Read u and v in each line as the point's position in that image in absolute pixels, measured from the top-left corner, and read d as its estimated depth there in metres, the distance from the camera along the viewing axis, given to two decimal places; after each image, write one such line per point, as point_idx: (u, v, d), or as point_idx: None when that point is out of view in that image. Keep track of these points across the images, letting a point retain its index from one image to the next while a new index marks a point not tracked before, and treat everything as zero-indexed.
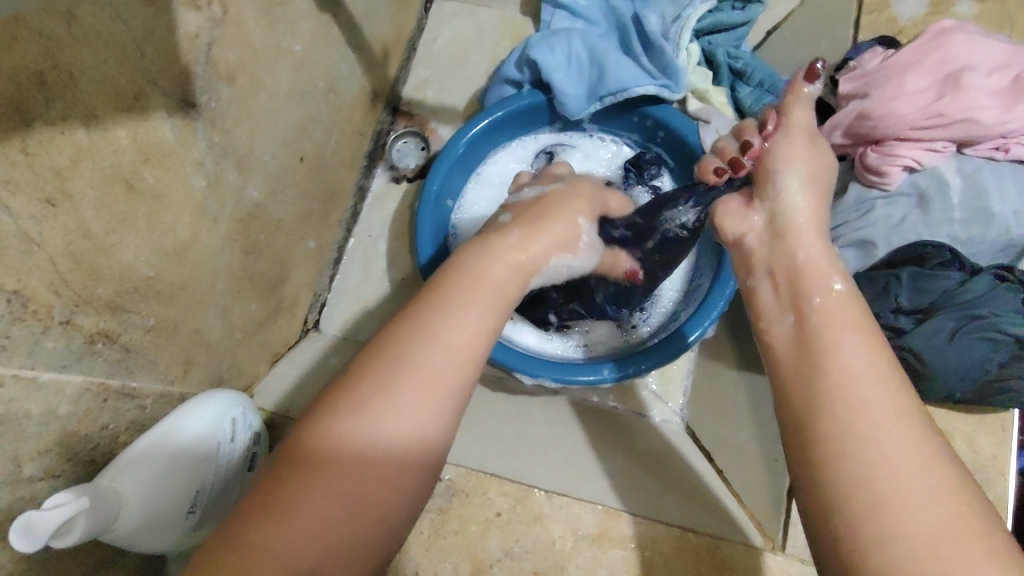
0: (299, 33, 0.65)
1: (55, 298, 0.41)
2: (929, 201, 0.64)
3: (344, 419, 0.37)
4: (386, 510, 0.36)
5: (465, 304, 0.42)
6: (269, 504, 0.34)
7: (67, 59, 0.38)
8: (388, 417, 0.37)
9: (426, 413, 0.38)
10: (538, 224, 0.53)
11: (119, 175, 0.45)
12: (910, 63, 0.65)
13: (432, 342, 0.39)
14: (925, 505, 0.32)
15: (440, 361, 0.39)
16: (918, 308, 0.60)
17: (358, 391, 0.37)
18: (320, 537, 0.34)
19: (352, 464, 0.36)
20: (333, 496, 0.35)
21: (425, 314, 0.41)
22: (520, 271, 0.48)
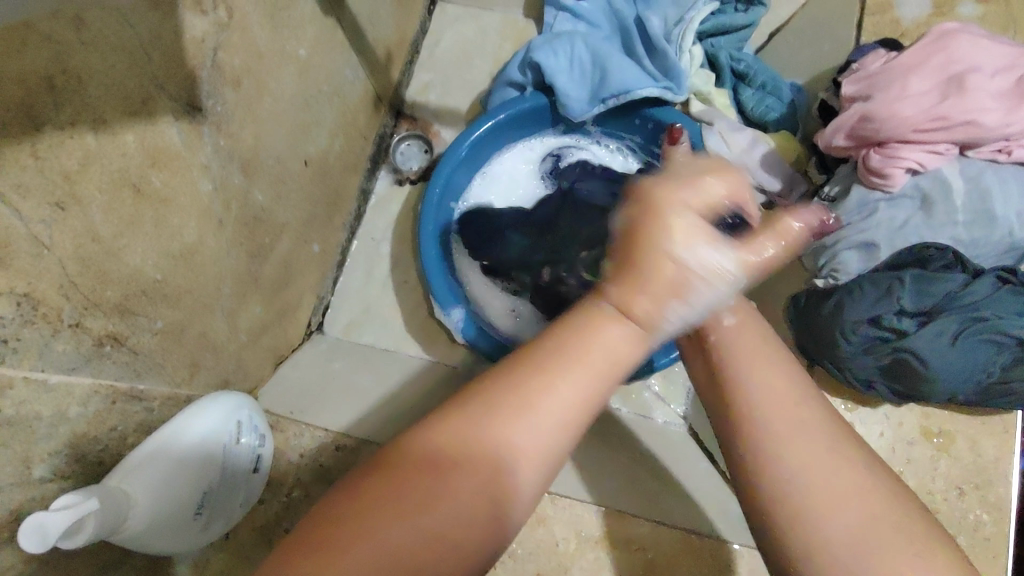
0: (303, 37, 0.66)
1: (65, 301, 0.42)
2: (932, 203, 0.63)
3: (469, 424, 0.35)
4: (481, 532, 0.34)
5: (602, 339, 0.38)
6: (374, 513, 0.33)
7: (77, 65, 0.39)
8: (508, 442, 0.35)
9: (540, 440, 0.36)
10: (636, 281, 0.38)
11: (128, 180, 0.45)
12: (912, 65, 0.65)
13: (562, 366, 0.37)
14: (844, 511, 0.35)
15: (568, 399, 0.36)
16: (922, 310, 0.60)
17: (485, 414, 0.35)
18: (417, 543, 0.32)
19: (461, 481, 0.35)
20: (438, 504, 0.34)
21: (568, 349, 0.37)
22: (641, 333, 0.38)
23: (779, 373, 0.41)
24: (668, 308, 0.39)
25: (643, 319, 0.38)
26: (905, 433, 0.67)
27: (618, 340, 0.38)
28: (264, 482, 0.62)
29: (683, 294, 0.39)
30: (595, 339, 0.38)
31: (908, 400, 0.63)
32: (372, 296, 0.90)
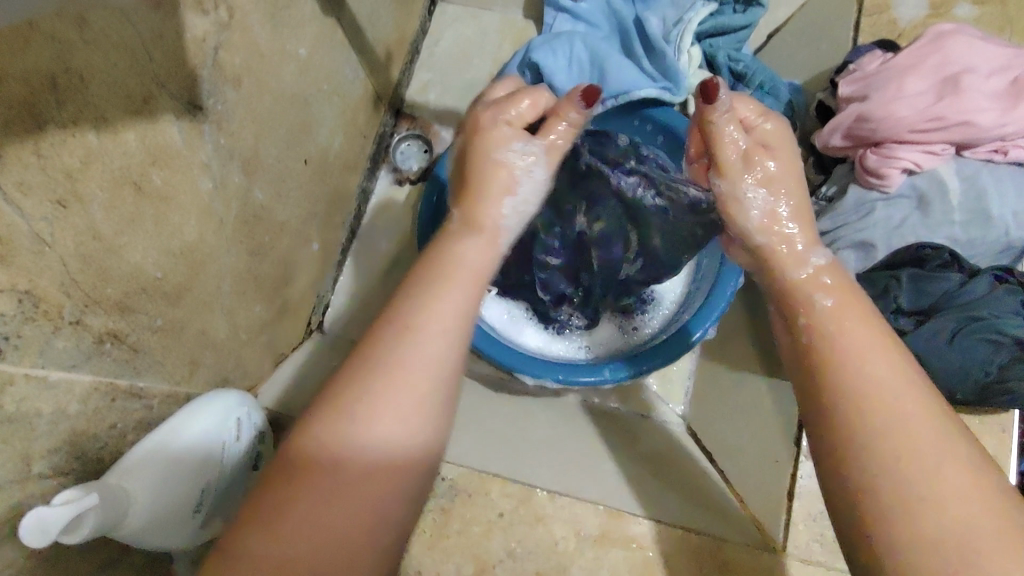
0: (304, 36, 0.66)
1: (66, 299, 0.42)
2: (929, 202, 0.64)
3: (331, 422, 0.39)
4: (376, 510, 0.38)
5: (448, 286, 0.45)
6: (262, 520, 0.37)
7: (79, 64, 0.39)
8: (374, 411, 0.39)
9: (401, 410, 0.39)
10: (480, 197, 0.52)
11: (129, 178, 0.46)
12: (908, 66, 0.65)
13: (407, 340, 0.41)
14: (947, 504, 0.35)
15: (423, 347, 0.41)
16: (919, 309, 0.62)
17: (346, 393, 0.40)
18: (312, 535, 0.37)
19: (341, 469, 0.38)
20: (324, 497, 0.37)
21: (409, 299, 0.44)
22: (487, 243, 0.50)
23: (876, 348, 0.41)
24: (502, 203, 0.52)
25: (482, 226, 0.51)
26: None
27: (459, 282, 0.45)
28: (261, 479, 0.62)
29: (509, 190, 0.53)
30: (434, 289, 0.44)
31: None
32: (371, 295, 0.91)
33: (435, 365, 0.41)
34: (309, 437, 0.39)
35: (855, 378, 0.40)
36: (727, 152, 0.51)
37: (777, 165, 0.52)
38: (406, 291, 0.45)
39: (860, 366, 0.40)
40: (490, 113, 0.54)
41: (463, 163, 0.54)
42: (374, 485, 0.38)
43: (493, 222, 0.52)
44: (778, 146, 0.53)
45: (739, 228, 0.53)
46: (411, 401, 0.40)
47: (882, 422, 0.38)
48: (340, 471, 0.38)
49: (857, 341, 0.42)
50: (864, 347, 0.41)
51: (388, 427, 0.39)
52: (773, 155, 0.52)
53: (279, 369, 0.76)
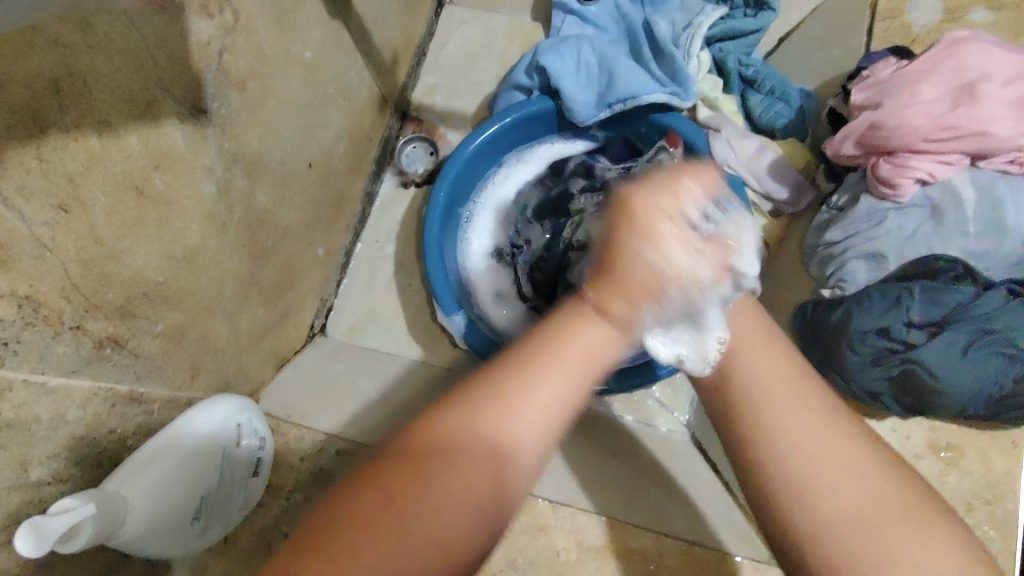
0: (308, 40, 0.65)
1: (66, 304, 0.42)
2: (942, 212, 0.62)
3: (488, 413, 0.35)
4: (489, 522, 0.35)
5: (560, 351, 0.37)
6: (364, 517, 0.33)
7: (82, 68, 0.39)
8: (507, 412, 0.35)
9: (543, 422, 0.36)
10: (611, 272, 0.38)
11: (131, 182, 0.45)
12: (923, 73, 0.63)
13: (558, 358, 0.37)
14: (827, 489, 0.36)
15: (552, 374, 0.37)
16: (931, 321, 0.59)
17: (478, 392, 0.36)
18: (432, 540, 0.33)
19: (468, 468, 0.35)
20: (456, 505, 0.34)
21: (535, 357, 0.37)
22: (618, 330, 0.38)
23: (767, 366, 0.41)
24: (643, 311, 0.38)
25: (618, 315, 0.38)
26: (910, 447, 0.63)
27: (575, 362, 0.37)
28: (261, 486, 0.61)
29: (646, 289, 0.38)
30: (571, 310, 0.39)
31: (915, 414, 0.60)
32: (374, 298, 0.90)
33: (559, 403, 0.36)
34: (433, 425, 0.36)
35: (757, 400, 0.40)
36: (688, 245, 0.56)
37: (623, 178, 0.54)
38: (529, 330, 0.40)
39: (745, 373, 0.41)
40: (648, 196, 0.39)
41: (608, 237, 0.41)
42: (486, 495, 0.35)
43: (623, 312, 0.38)
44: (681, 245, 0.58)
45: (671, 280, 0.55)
46: (540, 418, 0.36)
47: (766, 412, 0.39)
48: (454, 489, 0.34)
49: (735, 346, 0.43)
50: (758, 367, 0.41)
51: (522, 433, 0.36)
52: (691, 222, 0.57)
53: (280, 373, 0.75)
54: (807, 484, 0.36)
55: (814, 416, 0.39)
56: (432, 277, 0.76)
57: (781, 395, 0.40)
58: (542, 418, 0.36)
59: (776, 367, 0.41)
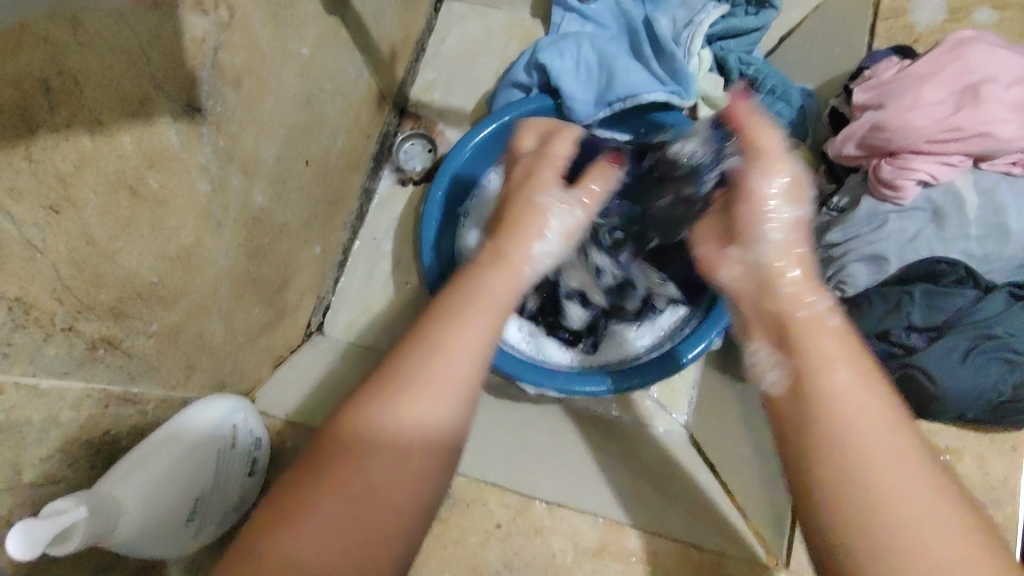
0: (305, 36, 0.64)
1: (57, 305, 0.41)
2: (944, 216, 0.61)
3: (378, 407, 0.40)
4: (398, 505, 0.39)
5: (473, 312, 0.44)
6: (279, 515, 0.37)
7: (74, 66, 0.38)
8: (408, 401, 0.40)
9: (440, 404, 0.41)
10: (520, 232, 0.53)
11: (124, 182, 0.45)
12: (927, 74, 0.62)
13: (447, 349, 0.42)
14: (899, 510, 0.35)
15: (452, 360, 0.42)
16: (931, 326, 0.59)
17: (373, 390, 0.41)
18: (343, 529, 0.37)
19: (370, 458, 0.39)
20: (360, 492, 0.38)
21: (431, 341, 0.43)
22: (514, 279, 0.49)
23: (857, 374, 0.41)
24: (531, 246, 0.52)
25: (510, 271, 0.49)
26: None
27: (485, 310, 0.45)
28: (255, 485, 0.61)
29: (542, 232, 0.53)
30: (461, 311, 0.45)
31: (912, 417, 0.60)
32: (371, 296, 0.90)
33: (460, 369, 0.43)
34: (333, 430, 0.40)
35: (832, 407, 0.39)
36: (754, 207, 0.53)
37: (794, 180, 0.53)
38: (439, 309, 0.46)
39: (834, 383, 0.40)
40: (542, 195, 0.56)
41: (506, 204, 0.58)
42: (395, 486, 0.39)
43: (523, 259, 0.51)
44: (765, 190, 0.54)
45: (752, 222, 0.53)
46: (440, 397, 0.41)
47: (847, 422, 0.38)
48: (378, 465, 0.39)
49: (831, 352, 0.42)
50: (849, 377, 0.40)
51: (419, 414, 0.40)
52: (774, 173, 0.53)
53: (276, 371, 0.75)
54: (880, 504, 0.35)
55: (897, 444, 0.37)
56: (430, 279, 0.76)
57: (867, 418, 0.38)
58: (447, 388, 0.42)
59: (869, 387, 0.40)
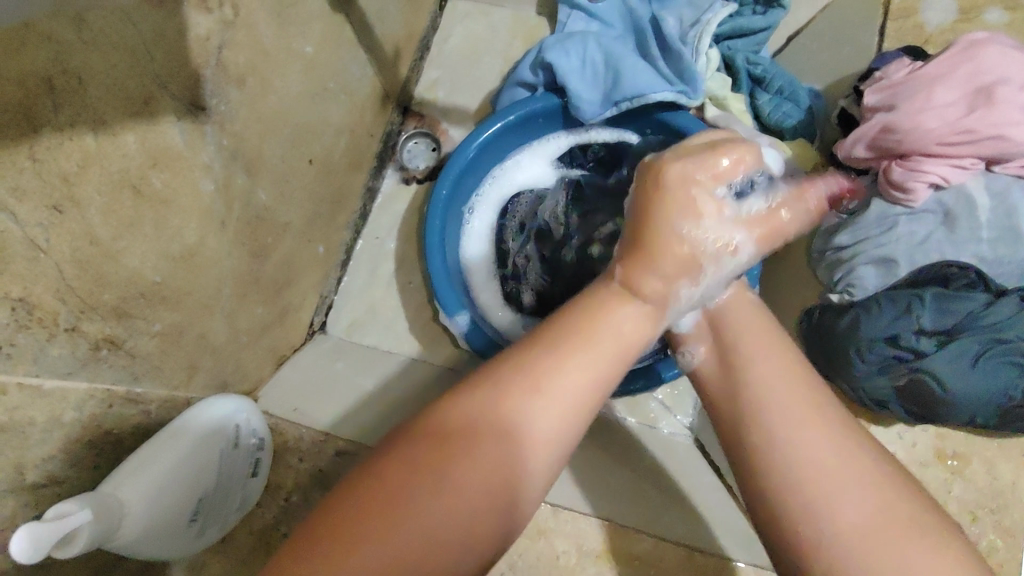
0: (309, 34, 0.64)
1: (61, 306, 0.41)
2: (955, 218, 0.58)
3: (513, 407, 0.36)
4: (483, 530, 0.35)
5: (578, 355, 0.38)
6: (410, 496, 0.34)
7: (78, 65, 0.38)
8: (526, 408, 0.36)
9: (556, 419, 0.37)
10: (648, 250, 0.42)
11: (128, 181, 0.44)
12: (938, 76, 0.60)
13: (585, 346, 0.39)
14: (839, 501, 0.35)
15: (580, 364, 0.38)
16: (941, 330, 0.55)
17: (508, 377, 0.37)
18: (447, 529, 0.33)
19: (462, 458, 0.35)
20: (475, 493, 0.35)
21: (560, 335, 0.39)
22: (651, 313, 0.42)
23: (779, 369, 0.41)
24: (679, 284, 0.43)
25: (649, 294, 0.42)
26: (917, 454, 0.60)
27: (599, 348, 0.39)
28: (260, 487, 0.60)
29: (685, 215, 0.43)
30: (604, 301, 0.41)
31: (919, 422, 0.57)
32: (375, 296, 0.89)
33: (581, 396, 0.38)
34: (456, 412, 0.36)
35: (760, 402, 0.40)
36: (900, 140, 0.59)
37: (892, 141, 0.60)
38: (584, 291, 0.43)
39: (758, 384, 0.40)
40: (678, 164, 0.45)
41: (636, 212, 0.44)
42: (484, 494, 0.35)
43: (650, 292, 0.42)
44: (907, 136, 0.59)
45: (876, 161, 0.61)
46: (557, 410, 0.37)
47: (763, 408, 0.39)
48: (478, 458, 0.35)
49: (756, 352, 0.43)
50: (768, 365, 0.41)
51: (540, 426, 0.36)
52: (913, 141, 0.59)
53: (279, 371, 0.74)
54: (815, 497, 0.35)
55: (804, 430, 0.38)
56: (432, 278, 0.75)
57: (789, 407, 0.39)
58: (551, 420, 0.37)
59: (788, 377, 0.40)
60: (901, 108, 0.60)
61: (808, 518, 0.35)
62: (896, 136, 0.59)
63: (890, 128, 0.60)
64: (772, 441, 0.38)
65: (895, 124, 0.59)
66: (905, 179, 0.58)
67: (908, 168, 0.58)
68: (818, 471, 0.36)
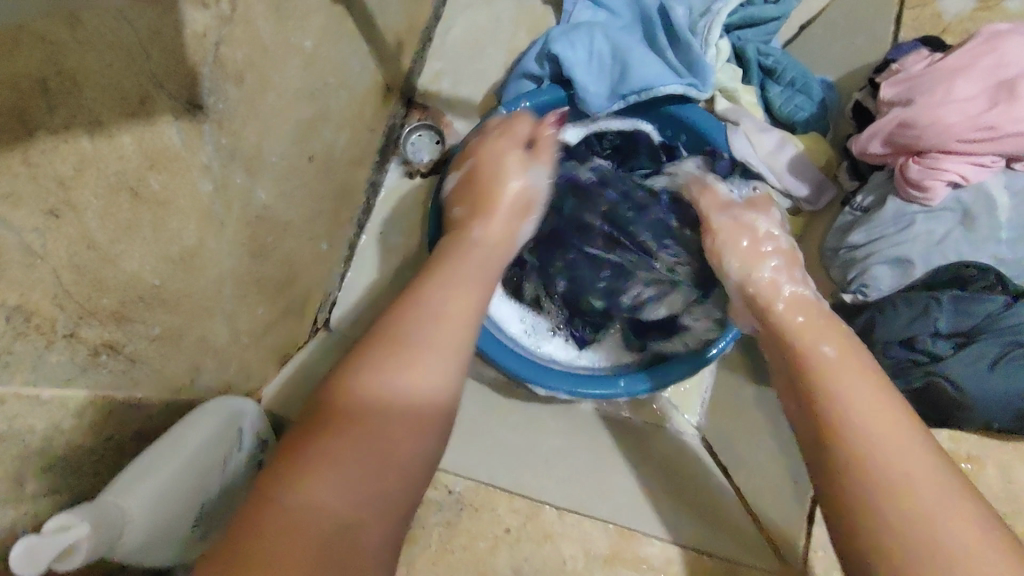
0: (309, 28, 0.62)
1: (58, 312, 0.40)
2: (974, 217, 0.56)
3: (365, 380, 0.44)
4: (397, 463, 0.43)
5: (460, 283, 0.52)
6: (294, 472, 0.40)
7: (73, 65, 0.36)
8: (405, 367, 0.45)
9: (438, 369, 0.46)
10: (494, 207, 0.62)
11: (125, 183, 0.43)
12: (959, 68, 0.57)
13: (438, 318, 0.48)
14: (930, 507, 0.39)
15: (445, 318, 0.49)
16: (958, 332, 0.53)
17: (372, 351, 0.46)
18: (338, 499, 0.40)
19: (357, 419, 0.43)
20: (338, 467, 0.40)
21: (446, 271, 0.53)
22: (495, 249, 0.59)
23: (871, 395, 0.45)
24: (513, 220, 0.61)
25: (500, 236, 0.60)
26: None
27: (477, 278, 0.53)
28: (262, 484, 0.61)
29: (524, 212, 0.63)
30: (436, 274, 0.53)
31: (935, 428, 0.54)
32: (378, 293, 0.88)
33: (455, 332, 0.49)
34: (320, 409, 0.43)
35: (877, 440, 0.43)
36: (918, 137, 0.57)
37: (911, 137, 0.57)
38: (435, 267, 0.54)
39: (846, 405, 0.45)
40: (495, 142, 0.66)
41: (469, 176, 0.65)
42: (388, 445, 0.43)
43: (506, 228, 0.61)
44: (926, 133, 0.56)
45: (895, 157, 0.59)
46: (444, 365, 0.47)
47: (885, 442, 0.42)
48: (381, 427, 0.43)
49: (835, 371, 0.48)
50: (849, 390, 0.46)
51: (416, 385, 0.45)
52: (935, 136, 0.56)
53: (281, 369, 0.74)
54: (894, 503, 0.40)
55: (906, 445, 0.42)
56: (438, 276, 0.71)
57: (871, 426, 0.43)
58: (439, 365, 0.46)
59: (874, 398, 0.45)
60: (921, 103, 0.57)
61: (913, 536, 0.39)
62: (913, 133, 0.57)
63: (910, 123, 0.57)
64: (876, 457, 0.42)
65: (912, 120, 0.57)
66: (926, 176, 0.56)
67: (929, 166, 0.56)
68: (898, 479, 0.41)
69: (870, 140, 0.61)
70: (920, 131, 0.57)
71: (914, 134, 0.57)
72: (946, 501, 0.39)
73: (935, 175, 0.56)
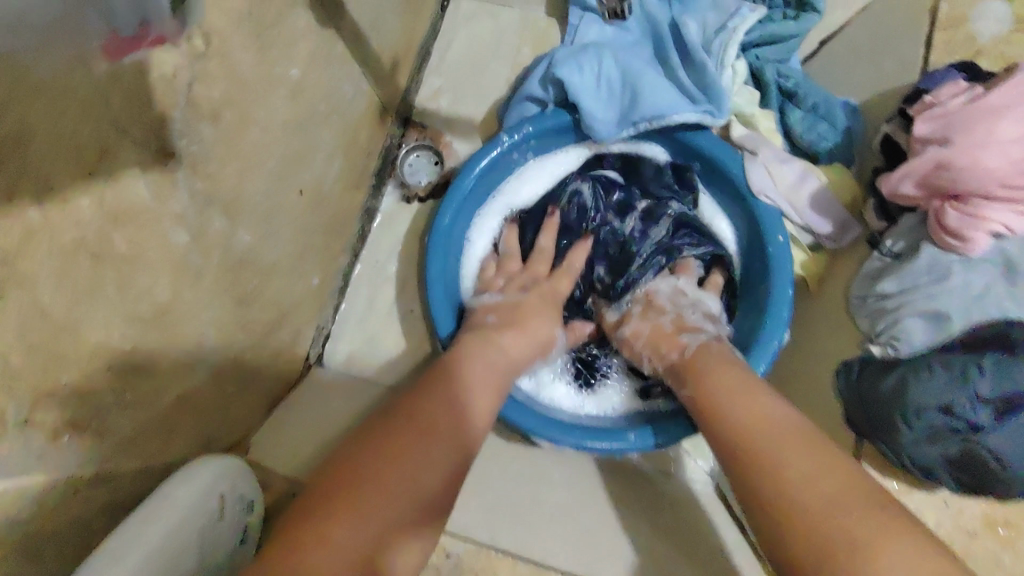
0: (296, 55, 0.57)
1: (7, 396, 0.36)
2: (1018, 270, 0.50)
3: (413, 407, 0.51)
4: (428, 476, 0.46)
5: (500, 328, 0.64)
6: (340, 483, 0.43)
7: (17, 122, 0.32)
8: (452, 386, 0.54)
9: (479, 395, 0.55)
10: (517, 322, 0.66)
11: (84, 247, 0.38)
12: (1004, 106, 0.52)
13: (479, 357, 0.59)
14: (823, 500, 0.43)
15: (488, 354, 0.60)
16: (1004, 397, 0.48)
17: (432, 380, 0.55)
18: (376, 504, 0.42)
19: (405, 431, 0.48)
20: (384, 471, 0.44)
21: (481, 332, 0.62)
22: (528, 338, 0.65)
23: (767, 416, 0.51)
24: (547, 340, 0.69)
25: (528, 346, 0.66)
26: (965, 523, 0.55)
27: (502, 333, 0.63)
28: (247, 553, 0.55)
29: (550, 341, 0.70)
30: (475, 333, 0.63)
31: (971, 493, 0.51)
32: (374, 325, 0.84)
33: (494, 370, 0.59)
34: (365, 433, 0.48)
35: (766, 448, 0.48)
36: (957, 180, 0.52)
37: (948, 181, 0.53)
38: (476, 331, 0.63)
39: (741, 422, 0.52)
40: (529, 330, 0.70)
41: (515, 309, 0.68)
42: (430, 458, 0.48)
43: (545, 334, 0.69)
44: (966, 176, 0.52)
45: (930, 200, 0.55)
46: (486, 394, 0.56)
47: (767, 455, 0.48)
48: (425, 442, 0.48)
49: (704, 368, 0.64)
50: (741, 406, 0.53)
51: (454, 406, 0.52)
52: (976, 180, 0.52)
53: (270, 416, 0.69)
54: (786, 499, 0.44)
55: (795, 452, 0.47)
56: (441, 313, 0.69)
57: (768, 440, 0.49)
58: (484, 395, 0.56)
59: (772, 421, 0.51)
60: (960, 144, 0.53)
61: (810, 528, 0.42)
62: (951, 177, 0.53)
63: (948, 165, 0.53)
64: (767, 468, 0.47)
65: (951, 162, 0.53)
66: (965, 224, 0.51)
67: (969, 213, 0.52)
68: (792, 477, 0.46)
69: (902, 180, 0.57)
70: (959, 173, 0.52)
71: (953, 177, 0.53)
72: (832, 493, 0.43)
73: (975, 223, 0.51)
